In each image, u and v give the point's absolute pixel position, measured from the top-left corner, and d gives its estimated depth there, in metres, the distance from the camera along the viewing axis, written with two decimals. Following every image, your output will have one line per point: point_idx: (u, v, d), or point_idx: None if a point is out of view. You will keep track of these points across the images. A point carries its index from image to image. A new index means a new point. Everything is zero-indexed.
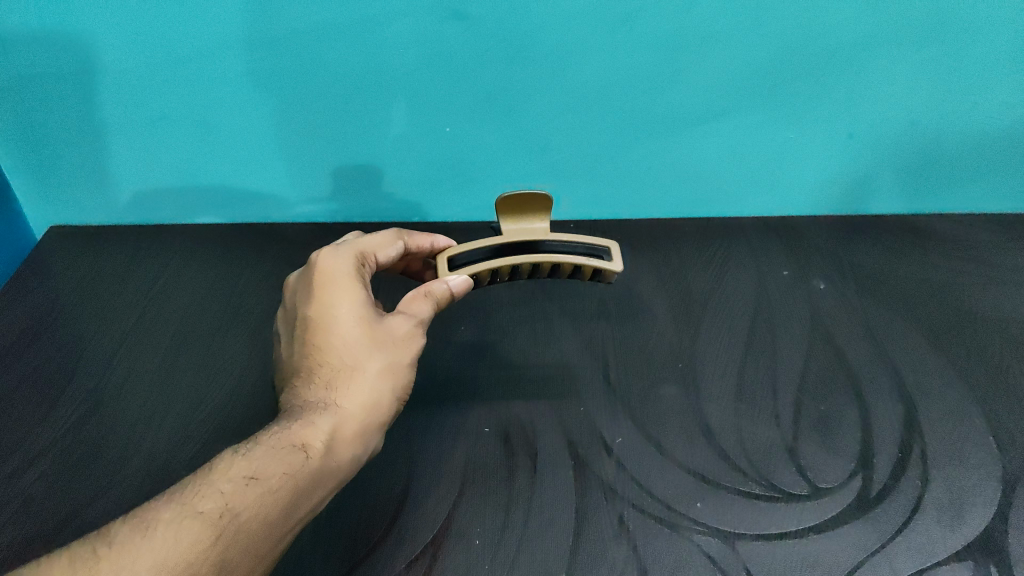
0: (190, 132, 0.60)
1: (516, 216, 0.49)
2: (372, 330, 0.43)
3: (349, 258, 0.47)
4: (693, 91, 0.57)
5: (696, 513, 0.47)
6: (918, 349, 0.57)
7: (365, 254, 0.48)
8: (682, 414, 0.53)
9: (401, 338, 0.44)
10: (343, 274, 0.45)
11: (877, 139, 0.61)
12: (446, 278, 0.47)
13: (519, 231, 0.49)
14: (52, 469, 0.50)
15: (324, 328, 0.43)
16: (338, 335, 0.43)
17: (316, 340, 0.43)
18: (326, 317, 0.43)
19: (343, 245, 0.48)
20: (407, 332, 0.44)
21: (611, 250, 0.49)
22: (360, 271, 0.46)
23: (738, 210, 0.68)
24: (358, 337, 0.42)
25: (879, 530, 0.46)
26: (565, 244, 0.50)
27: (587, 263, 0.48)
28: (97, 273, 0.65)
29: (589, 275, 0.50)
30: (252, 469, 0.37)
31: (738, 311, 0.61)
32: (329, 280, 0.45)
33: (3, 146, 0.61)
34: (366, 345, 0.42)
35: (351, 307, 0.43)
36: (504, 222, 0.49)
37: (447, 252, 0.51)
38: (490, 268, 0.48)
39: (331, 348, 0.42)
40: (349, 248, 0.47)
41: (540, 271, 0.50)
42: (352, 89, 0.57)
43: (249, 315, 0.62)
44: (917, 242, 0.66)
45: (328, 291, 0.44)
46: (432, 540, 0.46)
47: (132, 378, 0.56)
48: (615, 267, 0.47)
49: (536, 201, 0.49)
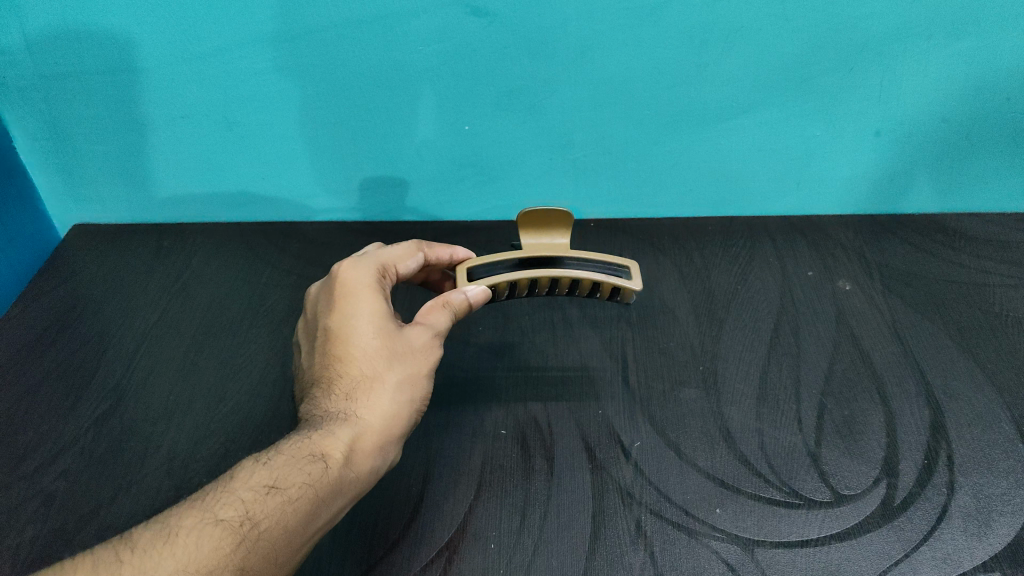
0: (211, 130, 0.60)
1: (537, 231, 0.51)
2: (391, 340, 0.43)
3: (371, 269, 0.47)
4: (715, 88, 0.56)
5: (715, 520, 0.46)
6: (947, 352, 0.56)
7: (386, 266, 0.48)
8: (702, 417, 0.52)
9: (421, 350, 0.43)
10: (364, 285, 0.45)
11: (909, 134, 0.59)
12: (464, 288, 0.48)
13: (540, 245, 0.51)
14: (75, 466, 0.51)
15: (344, 339, 0.43)
16: (357, 346, 0.42)
17: (337, 351, 0.43)
18: (347, 328, 0.43)
19: (365, 257, 0.48)
20: (426, 343, 0.44)
21: (631, 269, 0.49)
22: (381, 282, 0.47)
23: (764, 207, 0.67)
24: (378, 345, 0.42)
25: (903, 539, 0.45)
26: (583, 261, 0.50)
27: (607, 280, 0.48)
28: (120, 271, 0.66)
29: (607, 292, 0.50)
30: (272, 478, 0.38)
31: (762, 311, 0.60)
32: (351, 291, 0.45)
33: (28, 145, 0.62)
34: (386, 355, 0.42)
35: (372, 318, 0.43)
36: (526, 236, 0.51)
37: (467, 263, 0.51)
38: (507, 280, 0.49)
39: (352, 358, 0.42)
40: (370, 260, 0.47)
41: (559, 286, 0.51)
42: (373, 88, 0.57)
43: (269, 312, 0.62)
44: (948, 241, 0.64)
45: (349, 303, 0.44)
46: (449, 543, 0.46)
47: (152, 377, 0.57)
48: (633, 285, 0.48)
49: (558, 218, 0.50)
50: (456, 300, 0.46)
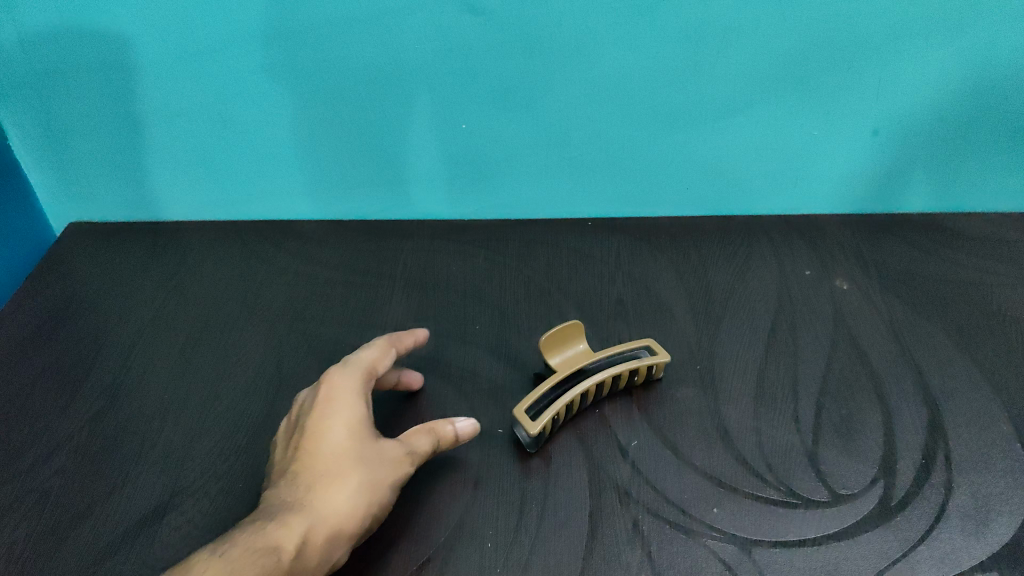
0: (206, 128, 0.60)
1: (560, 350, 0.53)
2: (362, 447, 0.44)
3: (358, 376, 0.48)
4: (712, 87, 0.56)
5: (713, 519, 0.46)
6: (944, 351, 0.56)
7: (371, 373, 0.49)
8: (699, 416, 0.52)
9: (395, 458, 0.44)
10: (349, 392, 0.46)
11: (906, 134, 0.59)
12: (455, 419, 0.48)
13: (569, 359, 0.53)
14: (69, 464, 0.50)
15: (315, 441, 0.44)
16: (328, 448, 0.44)
17: (307, 451, 0.44)
18: (321, 430, 0.45)
19: (353, 364, 0.49)
20: (399, 456, 0.44)
21: (650, 347, 0.54)
22: (365, 390, 0.48)
23: (762, 207, 0.67)
24: (348, 446, 0.44)
25: (901, 538, 0.45)
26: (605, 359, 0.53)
27: (647, 362, 0.52)
28: (116, 269, 0.66)
29: (640, 377, 0.53)
30: (227, 568, 0.38)
31: (759, 310, 0.60)
32: (334, 396, 0.46)
33: (24, 142, 0.62)
34: (353, 458, 0.43)
35: (347, 424, 0.45)
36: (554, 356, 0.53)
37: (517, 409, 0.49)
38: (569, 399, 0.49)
39: (320, 459, 0.43)
40: (360, 366, 0.48)
41: (601, 389, 0.52)
42: (370, 86, 0.57)
43: (265, 311, 0.62)
44: (946, 241, 0.64)
45: (330, 406, 0.46)
46: (445, 542, 0.45)
47: (148, 375, 0.56)
48: (667, 356, 0.52)
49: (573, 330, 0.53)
50: (443, 429, 0.46)
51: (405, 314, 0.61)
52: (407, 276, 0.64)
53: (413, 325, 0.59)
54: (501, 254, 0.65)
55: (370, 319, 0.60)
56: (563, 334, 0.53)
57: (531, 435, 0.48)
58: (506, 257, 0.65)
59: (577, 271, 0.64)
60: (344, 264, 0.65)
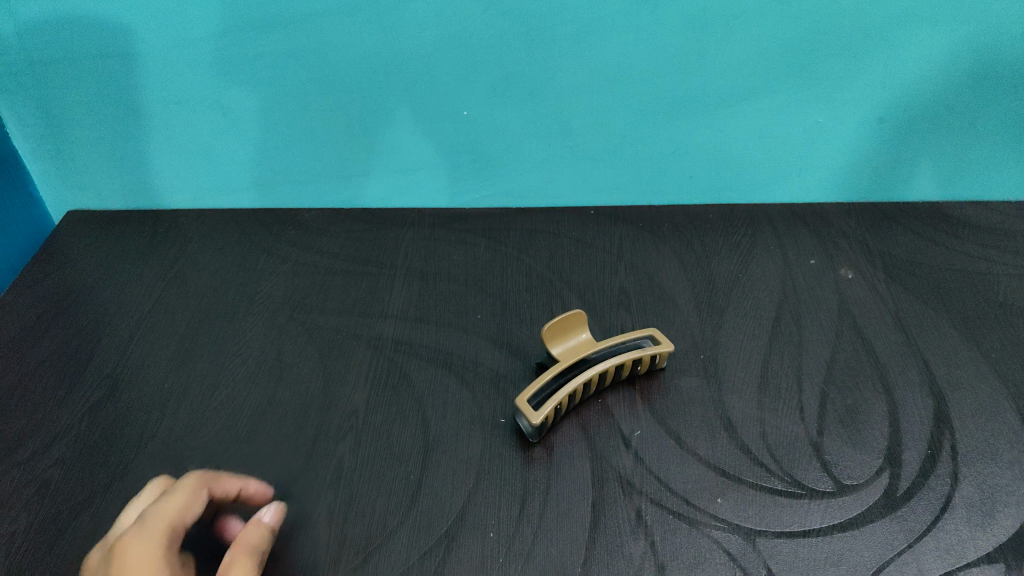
0: (205, 117, 0.60)
1: (561, 340, 0.53)
2: None
3: (155, 535, 0.45)
4: (717, 74, 0.56)
5: (717, 509, 0.46)
6: (950, 341, 0.55)
7: (174, 522, 0.46)
8: (703, 405, 0.51)
9: None
10: (141, 563, 0.43)
11: (912, 122, 0.59)
12: (261, 515, 0.46)
13: (571, 350, 0.53)
14: (69, 453, 0.50)
15: None
16: None
17: None
18: None
19: (142, 519, 0.46)
20: None
21: (653, 336, 0.53)
22: (169, 546, 0.44)
23: (765, 195, 0.66)
24: None
25: (906, 529, 0.44)
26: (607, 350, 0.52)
27: (650, 351, 0.51)
28: (115, 258, 0.65)
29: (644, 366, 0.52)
30: None
31: (763, 299, 0.59)
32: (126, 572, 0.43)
33: (21, 130, 0.61)
34: None
35: None
36: (556, 347, 0.53)
37: (521, 399, 0.49)
38: (573, 386, 0.49)
39: None
40: (151, 522, 0.45)
41: (605, 379, 0.51)
42: (371, 73, 0.56)
43: (266, 300, 0.61)
44: (951, 230, 0.64)
45: None
46: (447, 531, 0.45)
47: (148, 364, 0.56)
48: (672, 345, 0.52)
49: (574, 319, 0.53)
50: (255, 537, 0.45)
51: (406, 303, 0.60)
52: (408, 265, 0.64)
53: (414, 315, 0.59)
54: (503, 243, 0.65)
55: (371, 308, 0.60)
56: (564, 326, 0.53)
57: (534, 425, 0.47)
58: (507, 246, 0.65)
59: (579, 260, 0.63)
60: (344, 253, 0.65)
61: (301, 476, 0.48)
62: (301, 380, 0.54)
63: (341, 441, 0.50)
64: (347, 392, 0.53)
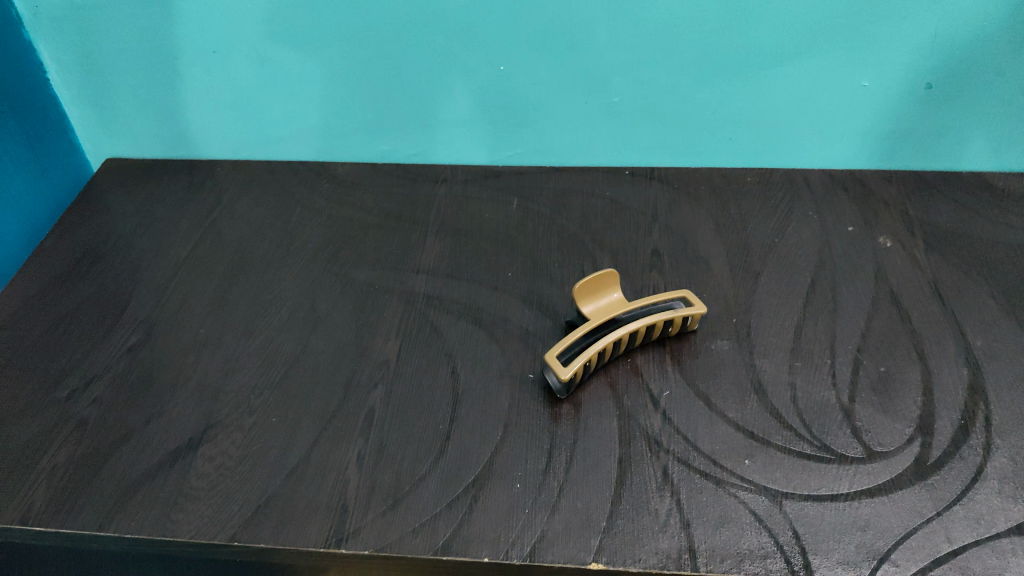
0: (245, 66, 0.60)
1: (592, 299, 0.53)
2: None
3: None
4: (760, 32, 0.56)
5: (744, 471, 0.45)
6: (989, 313, 0.54)
7: None
8: (734, 368, 0.51)
9: None
10: None
11: (959, 89, 0.58)
12: None
13: (602, 308, 0.53)
14: (107, 392, 0.51)
15: None
16: None
17: None
18: None
19: None
20: None
21: (686, 298, 0.53)
22: None
23: (804, 161, 0.66)
24: None
25: (935, 497, 0.44)
26: (639, 309, 0.52)
27: (682, 312, 0.51)
28: (153, 205, 0.66)
29: (675, 328, 0.52)
30: None
31: (799, 265, 0.58)
32: None
33: (63, 75, 0.62)
34: None
35: None
36: (586, 305, 0.53)
37: (551, 354, 0.49)
38: (604, 345, 0.49)
39: None
40: None
41: (636, 339, 0.52)
42: (412, 23, 0.57)
43: (300, 251, 0.62)
44: (996, 201, 0.62)
45: None
46: (474, 481, 0.45)
47: (184, 309, 0.57)
48: (704, 308, 0.52)
49: (606, 278, 0.53)
50: None
51: (439, 258, 0.60)
52: (441, 220, 0.64)
53: (446, 270, 0.59)
54: (536, 202, 0.65)
55: (404, 262, 0.60)
56: (596, 286, 0.53)
57: (563, 380, 0.47)
58: (541, 205, 0.64)
59: (613, 221, 0.63)
60: (377, 207, 0.65)
61: (333, 423, 0.49)
62: (333, 330, 0.55)
63: (372, 390, 0.51)
64: (379, 343, 0.54)
